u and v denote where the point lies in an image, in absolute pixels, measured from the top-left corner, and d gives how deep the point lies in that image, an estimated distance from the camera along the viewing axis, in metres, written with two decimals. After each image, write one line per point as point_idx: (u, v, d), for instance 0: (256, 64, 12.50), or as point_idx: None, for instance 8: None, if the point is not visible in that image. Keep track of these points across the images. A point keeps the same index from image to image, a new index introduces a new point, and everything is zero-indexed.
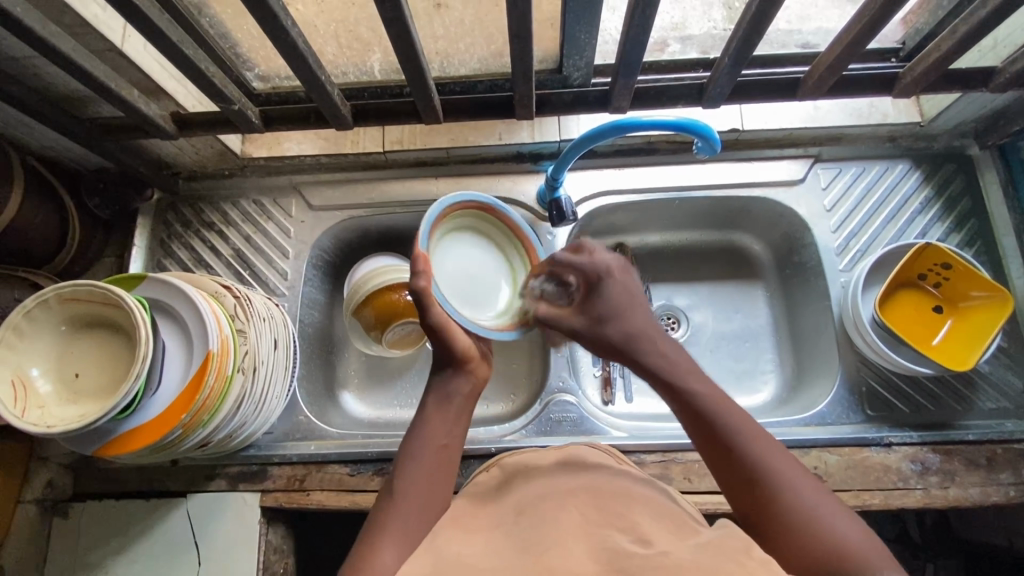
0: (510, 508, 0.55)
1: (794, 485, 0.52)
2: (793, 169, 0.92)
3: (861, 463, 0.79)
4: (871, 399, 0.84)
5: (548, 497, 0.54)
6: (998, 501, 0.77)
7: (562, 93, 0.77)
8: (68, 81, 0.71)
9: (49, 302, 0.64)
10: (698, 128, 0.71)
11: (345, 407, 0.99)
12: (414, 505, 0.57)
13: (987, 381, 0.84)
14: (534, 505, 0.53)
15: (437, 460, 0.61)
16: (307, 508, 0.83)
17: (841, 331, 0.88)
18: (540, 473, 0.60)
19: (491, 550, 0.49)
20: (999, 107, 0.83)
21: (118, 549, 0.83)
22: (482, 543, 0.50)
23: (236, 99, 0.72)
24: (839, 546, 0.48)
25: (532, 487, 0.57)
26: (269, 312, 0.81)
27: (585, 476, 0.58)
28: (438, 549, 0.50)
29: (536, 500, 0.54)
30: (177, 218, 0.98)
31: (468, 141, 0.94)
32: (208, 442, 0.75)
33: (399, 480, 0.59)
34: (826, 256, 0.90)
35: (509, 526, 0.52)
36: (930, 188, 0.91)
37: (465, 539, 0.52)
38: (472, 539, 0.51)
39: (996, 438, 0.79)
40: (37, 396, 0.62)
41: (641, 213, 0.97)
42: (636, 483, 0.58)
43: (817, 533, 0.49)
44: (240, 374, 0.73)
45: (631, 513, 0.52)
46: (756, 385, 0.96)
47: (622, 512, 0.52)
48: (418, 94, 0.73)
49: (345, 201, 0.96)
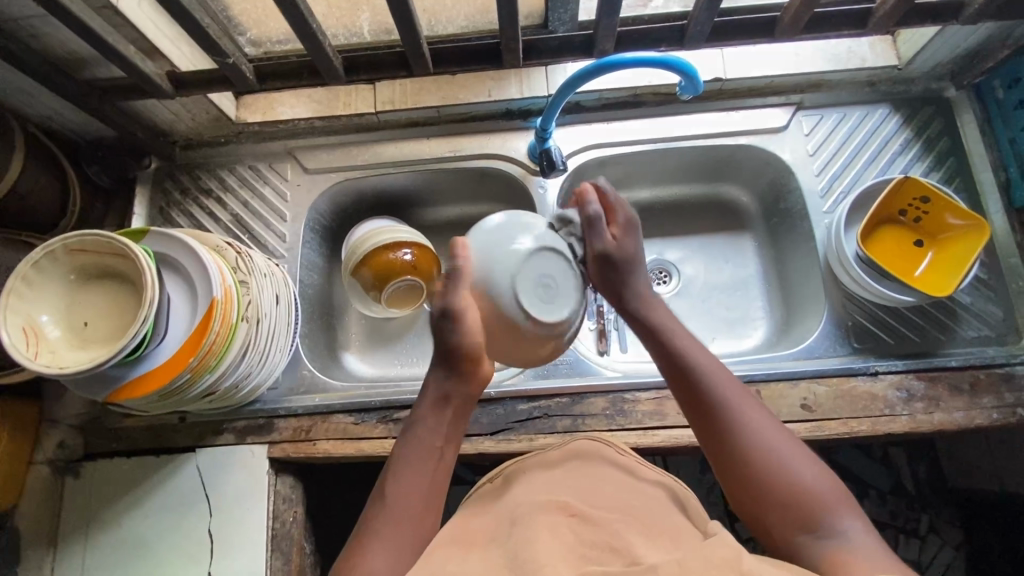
0: (507, 521, 0.60)
1: (762, 435, 0.60)
2: (776, 117, 0.95)
3: (848, 392, 0.82)
4: (857, 332, 0.87)
5: (543, 510, 0.59)
6: (982, 424, 0.79)
7: (547, 39, 0.78)
8: (68, 41, 0.73)
9: (57, 252, 0.66)
10: (682, 65, 0.73)
11: (348, 367, 1.01)
12: (406, 514, 0.60)
13: (968, 311, 0.86)
14: (527, 518, 0.58)
15: (429, 470, 0.63)
16: (313, 457, 0.85)
17: (826, 268, 0.90)
18: (547, 482, 0.65)
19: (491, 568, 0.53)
20: (973, 46, 0.86)
21: (130, 504, 0.84)
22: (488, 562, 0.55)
23: (231, 53, 0.74)
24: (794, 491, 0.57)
25: (532, 499, 0.62)
26: (269, 268, 0.84)
27: (588, 487, 0.64)
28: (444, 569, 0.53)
29: (529, 513, 0.59)
30: (174, 185, 0.99)
31: (457, 99, 0.95)
32: (215, 390, 0.77)
33: (392, 483, 0.62)
34: (810, 199, 0.93)
35: (504, 540, 0.57)
36: (910, 130, 0.94)
37: (472, 559, 0.55)
38: (469, 560, 0.55)
39: (978, 363, 0.82)
40: (48, 342, 0.64)
41: (630, 166, 1.00)
42: (636, 495, 0.63)
43: (785, 484, 0.57)
44: (244, 322, 0.75)
45: (621, 529, 0.56)
46: (746, 331, 0.99)
47: (611, 526, 0.57)
48: (408, 42, 0.74)
49: (340, 163, 0.98)
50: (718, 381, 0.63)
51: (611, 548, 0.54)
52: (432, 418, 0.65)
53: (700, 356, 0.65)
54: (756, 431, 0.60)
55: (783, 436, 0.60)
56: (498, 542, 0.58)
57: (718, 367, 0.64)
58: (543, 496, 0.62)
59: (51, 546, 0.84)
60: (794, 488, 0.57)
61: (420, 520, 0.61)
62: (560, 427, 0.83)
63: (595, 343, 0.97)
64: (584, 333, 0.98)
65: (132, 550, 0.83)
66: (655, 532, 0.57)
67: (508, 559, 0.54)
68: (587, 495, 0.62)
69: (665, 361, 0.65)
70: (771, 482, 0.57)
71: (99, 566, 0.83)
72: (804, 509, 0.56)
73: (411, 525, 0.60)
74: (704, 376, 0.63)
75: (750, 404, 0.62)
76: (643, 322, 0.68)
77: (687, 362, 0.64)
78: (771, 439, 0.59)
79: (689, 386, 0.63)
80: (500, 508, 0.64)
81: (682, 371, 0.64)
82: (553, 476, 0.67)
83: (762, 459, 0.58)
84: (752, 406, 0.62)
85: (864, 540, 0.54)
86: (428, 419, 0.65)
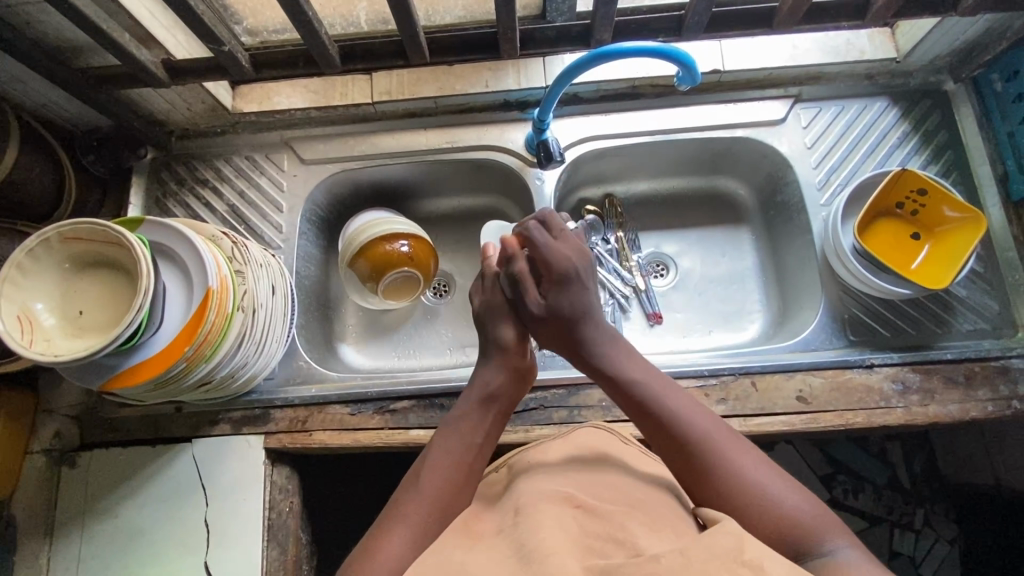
0: (509, 511, 0.60)
1: (739, 464, 0.60)
2: (774, 109, 0.95)
3: (843, 384, 0.82)
4: (853, 325, 0.87)
5: (548, 501, 0.58)
6: (976, 416, 0.80)
7: (545, 29, 0.78)
8: (62, 28, 0.73)
9: (52, 240, 0.65)
10: (680, 55, 0.73)
11: (344, 358, 1.01)
12: (440, 498, 0.61)
13: (964, 304, 0.86)
14: (532, 508, 0.57)
15: (470, 459, 0.66)
16: (309, 447, 0.85)
17: (823, 261, 0.90)
18: (546, 473, 0.65)
19: (490, 557, 0.53)
20: (972, 39, 0.86)
21: (127, 493, 0.85)
22: (489, 554, 0.54)
23: (226, 41, 0.73)
24: (780, 518, 0.56)
25: (536, 488, 0.61)
26: (266, 259, 0.83)
27: (586, 478, 0.64)
28: (443, 558, 0.53)
29: (534, 502, 0.58)
30: (171, 176, 0.99)
31: (455, 90, 0.95)
32: (210, 380, 0.77)
33: (428, 469, 0.63)
34: (808, 191, 0.93)
35: (501, 529, 0.57)
36: (908, 123, 0.93)
37: (471, 548, 0.55)
38: (476, 549, 0.55)
39: (973, 356, 0.82)
40: (43, 330, 0.64)
41: (628, 159, 1.00)
42: (639, 488, 0.63)
43: (765, 512, 0.57)
44: (239, 312, 0.75)
45: (625, 520, 0.56)
46: (743, 324, 0.99)
47: (616, 518, 0.56)
48: (405, 31, 0.73)
49: (336, 154, 0.98)
50: (690, 417, 0.64)
51: (615, 540, 0.54)
52: (479, 411, 0.70)
53: (671, 397, 0.66)
54: (734, 460, 0.60)
55: (762, 464, 0.61)
56: (496, 530, 0.57)
57: (690, 404, 0.65)
58: (545, 486, 0.61)
59: (47, 536, 0.84)
60: (775, 514, 0.56)
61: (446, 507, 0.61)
62: (556, 418, 0.84)
63: None
64: None
65: (128, 540, 0.83)
66: (660, 524, 0.57)
67: (512, 550, 0.53)
68: (590, 487, 0.62)
69: (636, 401, 0.67)
70: (755, 511, 0.57)
71: (95, 556, 0.83)
72: (790, 536, 0.55)
73: (439, 510, 0.61)
74: (677, 418, 0.64)
75: (724, 435, 0.63)
76: (614, 364, 0.69)
77: (657, 403, 0.65)
78: (749, 470, 0.60)
79: (663, 433, 0.64)
80: (501, 501, 0.64)
81: (654, 417, 0.65)
82: (555, 466, 0.66)
83: (742, 487, 0.58)
84: (727, 441, 0.62)
85: (852, 557, 0.53)
86: (473, 413, 0.69)
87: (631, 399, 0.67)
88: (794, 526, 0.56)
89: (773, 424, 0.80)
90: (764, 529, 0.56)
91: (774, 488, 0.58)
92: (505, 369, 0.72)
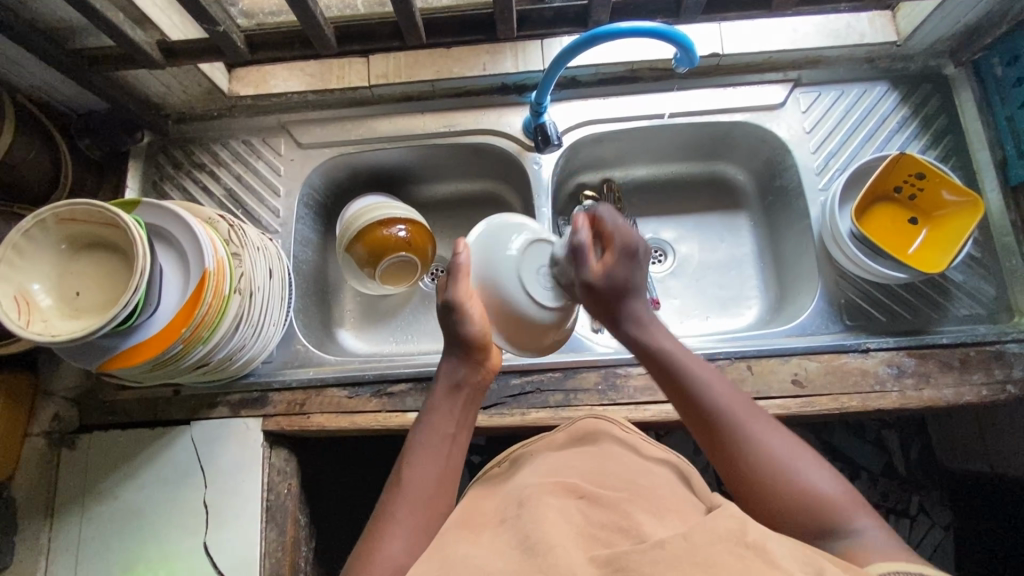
0: (513, 501, 0.60)
1: (770, 442, 0.60)
2: (773, 93, 0.94)
3: (839, 368, 0.82)
4: (849, 309, 0.87)
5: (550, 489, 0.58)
6: (971, 400, 0.80)
7: (542, 10, 0.77)
8: (56, 7, 0.72)
9: (47, 222, 0.65)
10: (678, 36, 0.72)
11: (342, 343, 1.02)
12: (424, 499, 0.61)
13: (960, 289, 0.87)
14: (536, 499, 0.58)
15: (444, 452, 0.65)
16: (306, 430, 0.85)
17: (821, 247, 0.90)
18: (547, 464, 0.65)
19: (489, 545, 0.53)
20: (973, 22, 0.86)
21: (127, 476, 0.85)
22: (492, 541, 0.54)
23: (221, 21, 0.73)
24: (810, 496, 0.57)
25: (539, 479, 0.61)
26: (263, 242, 0.83)
27: (587, 466, 0.64)
28: (445, 554, 0.53)
29: (536, 493, 0.58)
30: (167, 159, 0.99)
31: (452, 73, 0.94)
32: (207, 362, 0.77)
33: (408, 471, 0.63)
34: (806, 176, 0.92)
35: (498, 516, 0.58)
36: (908, 107, 0.93)
37: (472, 539, 0.55)
38: (477, 539, 0.55)
39: (969, 340, 0.82)
40: (40, 311, 0.64)
41: (627, 144, 0.99)
42: (642, 475, 0.63)
43: (800, 491, 0.57)
44: (237, 294, 0.76)
45: (629, 509, 0.56)
46: (740, 309, 0.99)
47: (620, 507, 0.57)
48: (400, 10, 0.73)
49: (333, 138, 0.98)
50: (719, 394, 0.63)
51: (620, 529, 0.54)
52: (447, 402, 0.67)
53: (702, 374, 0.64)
54: (763, 440, 0.60)
55: (788, 441, 0.61)
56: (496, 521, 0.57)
57: (715, 376, 0.64)
58: (547, 477, 0.62)
59: (48, 516, 0.85)
60: (809, 496, 0.57)
61: (435, 497, 0.62)
62: (552, 401, 0.84)
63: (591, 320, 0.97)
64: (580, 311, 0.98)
65: (129, 521, 0.84)
66: (663, 511, 0.57)
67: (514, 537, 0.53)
68: (592, 475, 0.63)
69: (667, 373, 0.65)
70: (789, 490, 0.58)
71: (96, 537, 0.84)
72: (826, 516, 0.56)
73: (425, 508, 0.61)
74: (715, 399, 0.63)
75: (752, 411, 0.62)
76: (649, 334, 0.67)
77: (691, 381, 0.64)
78: (781, 451, 0.59)
79: (701, 413, 0.63)
80: (504, 489, 0.64)
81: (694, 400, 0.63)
82: (556, 456, 0.67)
83: (774, 468, 0.59)
84: (761, 425, 0.61)
85: (881, 541, 0.54)
86: (442, 406, 0.67)
87: (663, 375, 0.65)
88: (827, 502, 0.56)
89: (768, 407, 0.80)
90: (800, 508, 0.57)
91: (802, 466, 0.59)
92: (468, 361, 0.68)
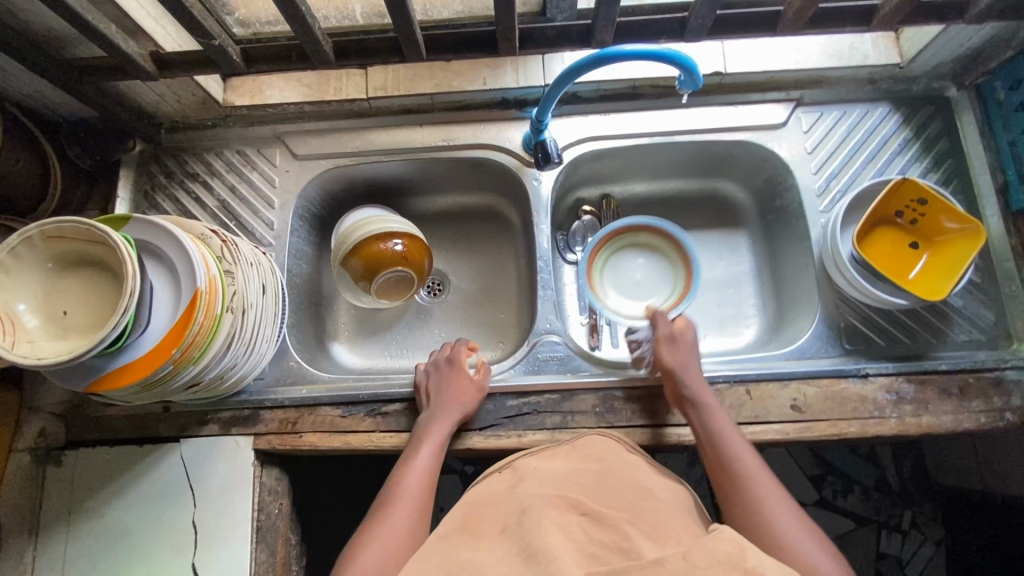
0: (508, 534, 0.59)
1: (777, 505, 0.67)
2: (776, 112, 0.93)
3: (838, 394, 0.82)
4: (849, 334, 0.86)
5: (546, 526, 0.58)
6: (969, 428, 0.80)
7: (545, 29, 0.76)
8: (46, 17, 0.70)
9: (34, 239, 0.63)
10: (681, 59, 0.71)
11: (335, 357, 1.00)
12: (395, 532, 0.69)
13: (960, 314, 0.86)
14: (530, 529, 0.57)
15: (420, 491, 0.74)
16: (298, 449, 0.84)
17: (821, 270, 0.89)
18: (551, 482, 0.65)
19: None
20: (977, 46, 0.85)
21: (114, 494, 0.83)
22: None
23: (217, 35, 0.71)
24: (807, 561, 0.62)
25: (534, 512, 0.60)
26: (257, 258, 0.82)
27: (594, 483, 0.65)
28: None
29: (531, 526, 0.57)
30: (160, 169, 0.97)
31: (452, 86, 0.93)
32: (199, 382, 0.75)
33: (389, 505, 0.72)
34: (807, 197, 0.92)
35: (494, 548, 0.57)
36: (910, 129, 0.92)
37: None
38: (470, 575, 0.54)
39: (969, 367, 0.82)
40: (26, 331, 0.63)
41: (627, 160, 0.98)
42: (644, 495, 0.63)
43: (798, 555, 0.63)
44: (229, 313, 0.74)
45: (625, 547, 0.55)
46: (739, 328, 0.98)
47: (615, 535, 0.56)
48: (400, 26, 0.71)
49: (330, 150, 0.96)
50: (740, 453, 0.72)
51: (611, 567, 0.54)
52: (427, 447, 0.77)
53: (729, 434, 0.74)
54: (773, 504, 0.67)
55: (796, 513, 0.67)
56: (490, 557, 0.56)
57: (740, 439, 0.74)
58: (548, 493, 0.62)
59: (33, 535, 0.83)
60: (805, 563, 0.62)
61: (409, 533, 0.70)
62: (549, 423, 0.83)
63: (588, 338, 0.96)
64: (577, 328, 0.97)
65: (116, 540, 0.82)
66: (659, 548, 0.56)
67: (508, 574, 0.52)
68: (596, 493, 0.63)
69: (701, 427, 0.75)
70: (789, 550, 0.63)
71: (82, 556, 0.82)
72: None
73: (394, 540, 0.69)
74: (735, 455, 0.72)
75: (767, 478, 0.70)
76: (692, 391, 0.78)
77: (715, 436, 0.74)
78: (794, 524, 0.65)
79: (721, 460, 0.72)
80: (499, 519, 0.63)
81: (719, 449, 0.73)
82: (559, 471, 0.68)
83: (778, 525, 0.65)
84: (776, 493, 0.69)
85: None
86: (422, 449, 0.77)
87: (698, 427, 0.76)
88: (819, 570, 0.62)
89: (766, 432, 0.80)
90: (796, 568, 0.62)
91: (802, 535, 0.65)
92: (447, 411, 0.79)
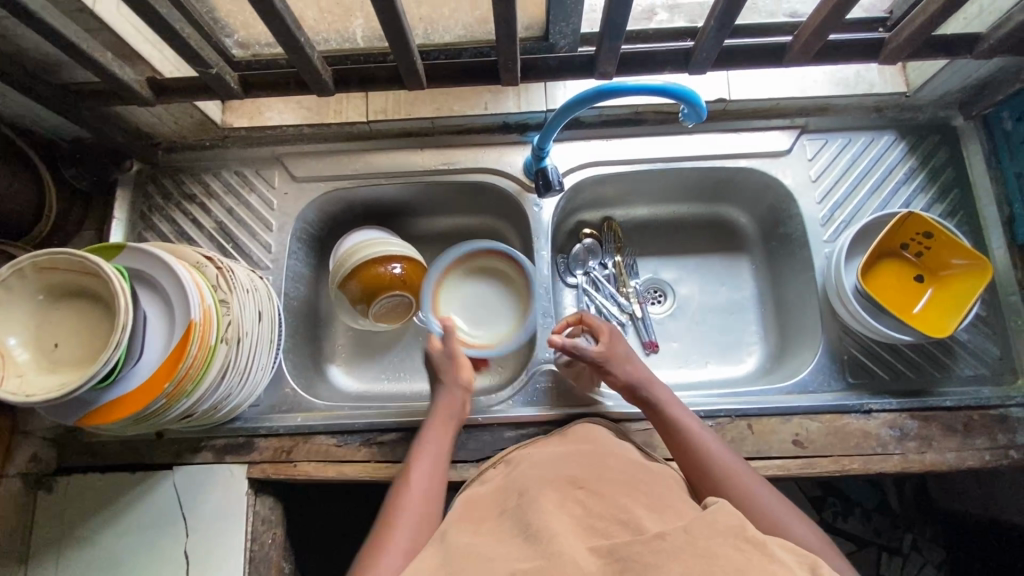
0: None
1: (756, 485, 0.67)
2: (780, 140, 0.92)
3: (840, 429, 0.80)
4: (853, 367, 0.85)
5: None
6: (973, 465, 0.79)
7: (548, 58, 0.75)
8: (41, 43, 0.69)
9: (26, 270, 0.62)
10: (685, 93, 0.70)
11: (333, 380, 0.99)
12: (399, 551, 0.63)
13: (965, 349, 0.85)
14: None
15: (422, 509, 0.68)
16: (293, 479, 0.83)
17: (825, 301, 0.88)
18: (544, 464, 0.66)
19: None
20: (984, 77, 0.84)
21: (106, 521, 0.82)
22: None
23: (214, 63, 0.70)
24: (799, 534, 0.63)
25: None
26: (253, 284, 0.81)
27: (588, 461, 0.65)
28: None
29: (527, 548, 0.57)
30: (157, 189, 0.96)
31: (453, 111, 0.93)
32: (193, 412, 0.74)
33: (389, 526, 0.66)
34: (810, 227, 0.91)
35: (494, 532, 0.57)
36: (916, 158, 0.91)
37: None
38: None
39: (973, 403, 0.81)
40: (15, 365, 0.61)
41: (629, 184, 0.97)
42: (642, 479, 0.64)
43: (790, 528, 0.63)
44: (223, 343, 0.73)
45: None
46: (741, 356, 0.97)
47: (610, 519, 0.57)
48: (401, 56, 0.70)
49: (328, 172, 0.95)
50: (706, 442, 0.72)
51: None
52: (423, 464, 0.73)
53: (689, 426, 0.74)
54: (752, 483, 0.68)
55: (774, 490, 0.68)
56: None
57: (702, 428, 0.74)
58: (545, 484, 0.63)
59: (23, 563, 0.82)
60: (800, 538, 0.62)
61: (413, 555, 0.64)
62: None
63: None
64: None
65: (107, 569, 0.81)
66: None
67: None
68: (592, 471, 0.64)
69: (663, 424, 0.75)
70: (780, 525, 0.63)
71: None
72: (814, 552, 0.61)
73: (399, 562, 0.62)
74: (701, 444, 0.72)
75: (738, 461, 0.70)
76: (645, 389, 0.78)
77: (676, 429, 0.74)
78: (785, 509, 0.65)
79: (690, 452, 0.71)
80: None
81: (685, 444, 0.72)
82: (554, 452, 0.68)
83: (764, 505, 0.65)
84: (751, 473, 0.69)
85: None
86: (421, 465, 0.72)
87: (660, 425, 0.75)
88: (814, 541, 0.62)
89: (767, 468, 0.79)
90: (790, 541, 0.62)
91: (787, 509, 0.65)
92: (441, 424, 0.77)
